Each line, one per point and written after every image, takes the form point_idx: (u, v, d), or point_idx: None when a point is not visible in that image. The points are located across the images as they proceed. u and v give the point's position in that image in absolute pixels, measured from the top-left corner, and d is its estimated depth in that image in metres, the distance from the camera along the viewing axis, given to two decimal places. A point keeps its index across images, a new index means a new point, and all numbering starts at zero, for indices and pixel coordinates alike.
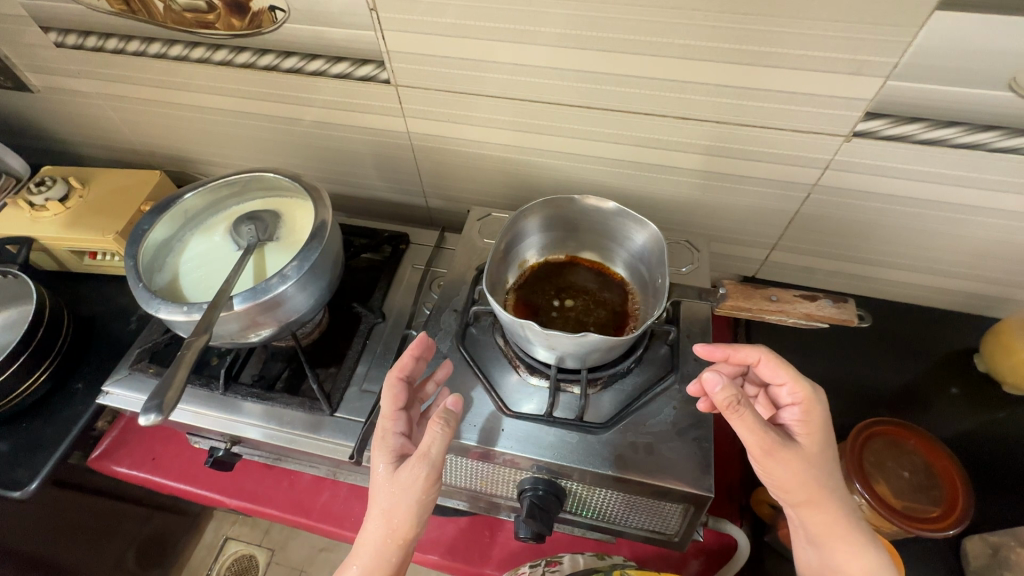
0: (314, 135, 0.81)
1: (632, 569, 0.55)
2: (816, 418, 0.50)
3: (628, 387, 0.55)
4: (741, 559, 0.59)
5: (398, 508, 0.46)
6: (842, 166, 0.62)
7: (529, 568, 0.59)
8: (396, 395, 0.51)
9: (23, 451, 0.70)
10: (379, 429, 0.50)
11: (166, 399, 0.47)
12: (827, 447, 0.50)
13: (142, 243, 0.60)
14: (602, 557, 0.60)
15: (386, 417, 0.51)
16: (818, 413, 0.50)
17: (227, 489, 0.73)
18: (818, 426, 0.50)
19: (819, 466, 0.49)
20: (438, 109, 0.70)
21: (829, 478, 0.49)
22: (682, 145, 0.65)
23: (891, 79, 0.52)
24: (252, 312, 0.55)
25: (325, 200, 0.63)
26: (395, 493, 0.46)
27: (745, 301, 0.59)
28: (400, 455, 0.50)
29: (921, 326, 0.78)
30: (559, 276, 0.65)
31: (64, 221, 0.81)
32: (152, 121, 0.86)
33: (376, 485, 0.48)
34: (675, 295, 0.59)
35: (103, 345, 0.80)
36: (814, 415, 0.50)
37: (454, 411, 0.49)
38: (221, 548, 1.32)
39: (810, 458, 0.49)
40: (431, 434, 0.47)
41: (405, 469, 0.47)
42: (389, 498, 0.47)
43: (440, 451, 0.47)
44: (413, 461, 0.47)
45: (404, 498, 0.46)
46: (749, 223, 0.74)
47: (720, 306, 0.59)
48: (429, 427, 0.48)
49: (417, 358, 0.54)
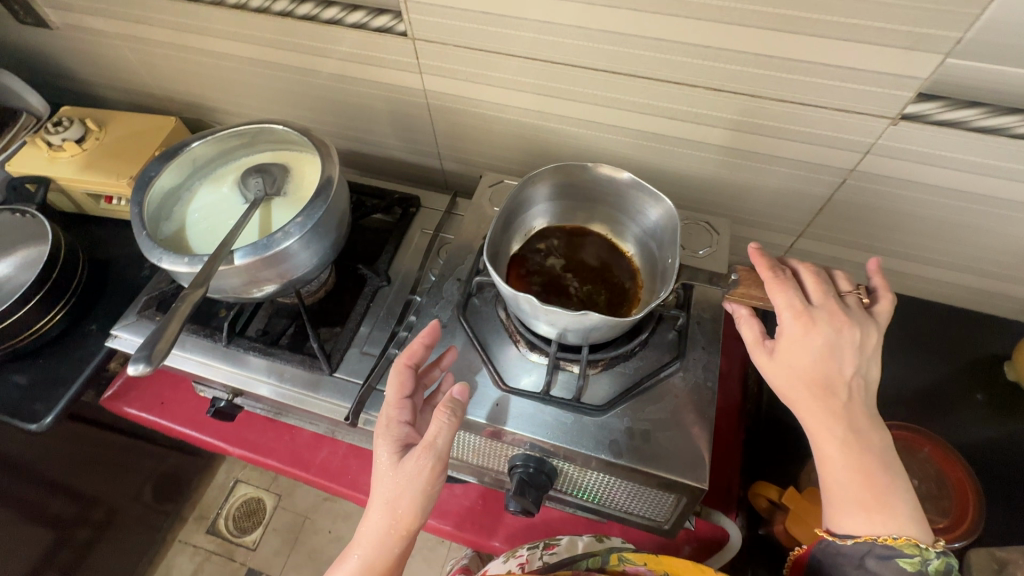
0: (330, 88, 0.78)
1: (631, 554, 0.54)
2: (819, 327, 0.44)
3: (628, 370, 0.53)
4: (731, 551, 0.61)
5: (403, 499, 0.45)
6: (884, 151, 0.57)
7: (528, 549, 0.59)
8: (403, 383, 0.49)
9: (41, 385, 0.73)
10: (383, 417, 0.49)
11: (156, 350, 0.45)
12: (841, 367, 0.44)
13: (149, 190, 0.59)
14: (601, 540, 0.59)
15: (392, 405, 0.49)
16: (826, 325, 0.44)
17: (230, 439, 0.74)
18: (823, 337, 0.44)
19: (827, 382, 0.44)
20: (458, 68, 0.67)
21: (834, 398, 0.44)
22: (710, 119, 0.61)
23: (951, 56, 0.47)
24: (255, 267, 0.54)
25: (333, 155, 0.61)
26: (399, 483, 0.45)
27: (757, 290, 0.50)
28: (405, 444, 0.48)
29: (954, 328, 0.74)
30: (573, 248, 0.60)
31: (81, 163, 0.81)
32: (168, 64, 0.84)
33: (378, 474, 0.47)
34: (684, 278, 0.54)
35: (117, 289, 0.82)
36: (823, 327, 0.44)
37: (460, 400, 0.47)
38: (231, 489, 1.38)
39: (801, 360, 0.44)
40: (436, 424, 0.45)
41: (409, 459, 0.45)
42: (393, 488, 0.45)
43: (446, 442, 0.45)
44: (418, 452, 0.45)
45: (408, 489, 0.45)
46: (776, 207, 0.70)
47: (731, 293, 0.51)
48: (434, 417, 0.46)
49: (428, 346, 0.52)
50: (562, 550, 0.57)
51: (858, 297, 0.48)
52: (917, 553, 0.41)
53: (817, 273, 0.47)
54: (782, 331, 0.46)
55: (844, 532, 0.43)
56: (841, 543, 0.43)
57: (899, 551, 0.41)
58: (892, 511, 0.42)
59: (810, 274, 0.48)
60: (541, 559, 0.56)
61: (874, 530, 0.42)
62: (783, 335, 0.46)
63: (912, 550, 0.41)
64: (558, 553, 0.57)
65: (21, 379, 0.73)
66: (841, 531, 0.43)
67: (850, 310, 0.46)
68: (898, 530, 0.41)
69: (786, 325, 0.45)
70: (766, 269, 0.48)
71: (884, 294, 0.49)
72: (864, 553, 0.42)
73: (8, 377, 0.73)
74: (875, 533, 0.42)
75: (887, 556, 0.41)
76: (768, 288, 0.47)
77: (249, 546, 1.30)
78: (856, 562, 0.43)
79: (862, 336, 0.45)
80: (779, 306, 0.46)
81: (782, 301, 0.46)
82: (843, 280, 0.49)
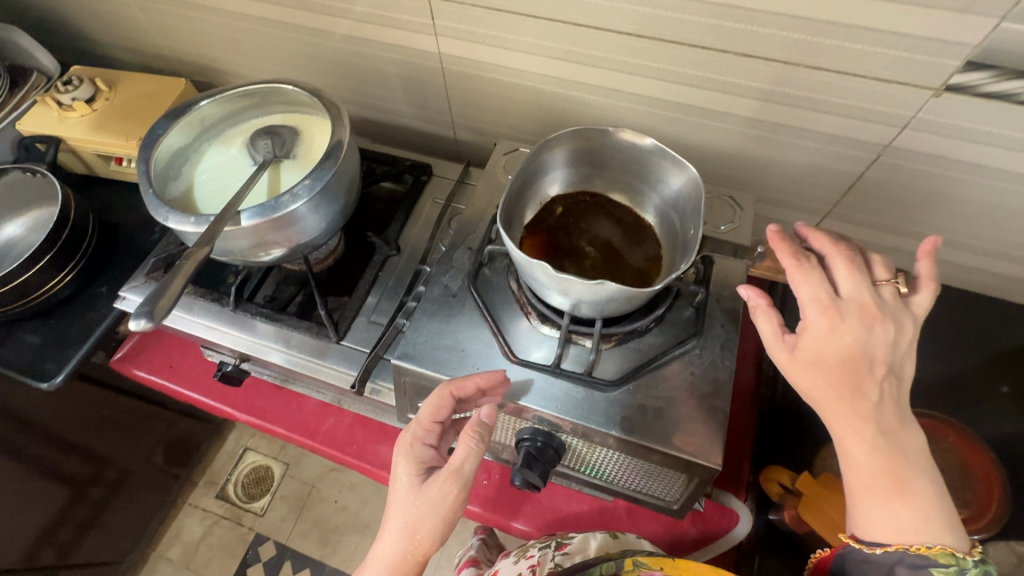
0: (343, 50, 0.75)
1: (644, 557, 0.53)
2: (847, 323, 0.42)
3: (643, 347, 0.52)
4: (728, 542, 0.60)
5: (423, 524, 0.46)
6: (923, 125, 0.54)
7: (540, 550, 0.61)
8: (438, 409, 0.47)
9: (52, 345, 0.73)
10: (409, 435, 0.49)
11: (158, 306, 0.44)
12: (871, 366, 0.42)
13: (157, 148, 0.58)
14: (614, 536, 0.60)
15: (420, 426, 0.49)
16: (855, 321, 0.42)
17: (237, 405, 0.74)
18: (852, 334, 0.42)
19: (854, 383, 0.42)
20: (475, 29, 0.64)
21: (862, 400, 0.41)
22: (738, 87, 0.58)
23: (1007, 19, 0.43)
24: (262, 229, 0.52)
25: (344, 117, 0.59)
26: (422, 507, 0.46)
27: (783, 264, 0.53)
28: (428, 466, 0.49)
29: (982, 317, 0.71)
30: (578, 213, 0.58)
31: (91, 123, 0.80)
32: (179, 23, 0.82)
33: (399, 495, 0.47)
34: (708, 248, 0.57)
35: (127, 252, 0.81)
36: (851, 322, 0.42)
37: (489, 425, 0.47)
38: (240, 457, 1.40)
39: (825, 358, 0.42)
40: (464, 451, 0.46)
41: (434, 484, 0.46)
42: (414, 512, 0.46)
43: (471, 469, 0.47)
44: (444, 477, 0.46)
45: (430, 514, 0.46)
46: (803, 184, 0.67)
47: (756, 267, 0.55)
48: (462, 443, 0.47)
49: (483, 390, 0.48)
50: (573, 551, 0.58)
51: (894, 287, 0.45)
52: (953, 563, 0.39)
53: (849, 261, 0.44)
54: (807, 325, 0.43)
55: (872, 540, 0.42)
56: (869, 552, 0.42)
57: (933, 560, 0.39)
58: (923, 520, 0.40)
59: (840, 263, 0.45)
60: (552, 560, 0.58)
61: (905, 539, 0.40)
62: (807, 329, 0.43)
63: (947, 560, 0.39)
64: (570, 554, 0.58)
65: (33, 338, 0.73)
66: (869, 538, 0.42)
67: (882, 303, 0.43)
68: (931, 538, 0.40)
69: (811, 320, 0.43)
70: (789, 254, 0.45)
71: (927, 284, 0.46)
72: (895, 562, 0.41)
73: (21, 336, 0.73)
74: (907, 542, 0.40)
75: (918, 566, 0.40)
76: (792, 277, 0.45)
77: (257, 511, 1.33)
78: (885, 571, 0.41)
79: (893, 330, 0.42)
80: (804, 300, 0.44)
81: (807, 293, 0.44)
82: (880, 267, 0.46)
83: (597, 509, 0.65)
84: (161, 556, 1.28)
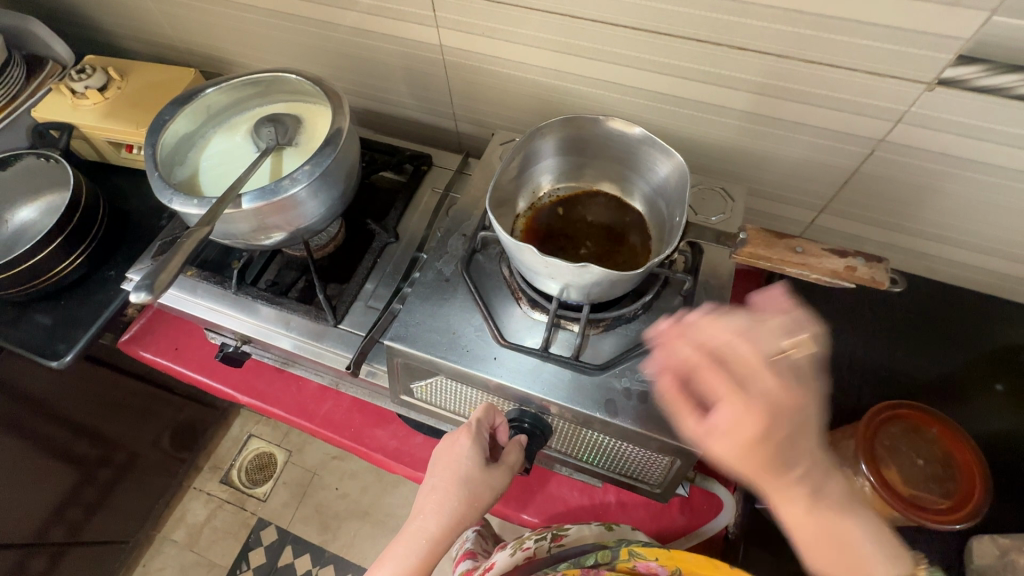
0: (348, 43, 0.77)
1: (639, 546, 0.53)
2: (758, 405, 0.39)
3: (631, 333, 0.53)
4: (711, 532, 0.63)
5: (477, 501, 0.49)
6: (917, 119, 0.54)
7: (536, 542, 0.62)
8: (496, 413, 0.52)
9: (62, 326, 0.75)
10: (477, 422, 0.51)
11: (157, 281, 0.46)
12: (787, 440, 0.39)
13: (163, 133, 0.59)
14: (608, 527, 0.61)
15: (486, 418, 0.51)
16: (763, 402, 0.39)
17: (239, 387, 0.76)
18: (765, 415, 0.39)
19: (776, 461, 0.39)
20: (475, 22, 0.65)
21: (789, 472, 0.39)
22: (733, 81, 0.58)
23: (998, 13, 0.43)
24: (261, 211, 0.54)
25: (344, 105, 0.60)
26: (483, 488, 0.49)
27: (767, 250, 0.52)
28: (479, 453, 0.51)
29: (976, 316, 0.71)
30: (572, 214, 0.60)
31: (103, 111, 0.82)
32: (189, 15, 0.84)
33: (463, 470, 0.49)
34: (690, 236, 0.55)
35: (135, 237, 0.83)
36: (760, 404, 0.39)
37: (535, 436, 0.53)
38: (245, 443, 1.42)
39: (745, 448, 0.39)
40: (521, 451, 0.51)
41: (495, 470, 0.50)
42: (476, 489, 0.49)
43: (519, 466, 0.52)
44: (504, 468, 0.50)
45: (485, 496, 0.49)
46: (798, 179, 0.67)
47: (738, 252, 0.53)
48: (519, 443, 0.51)
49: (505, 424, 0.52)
50: (569, 542, 0.60)
51: (790, 351, 0.42)
52: None
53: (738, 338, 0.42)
54: (721, 417, 0.40)
55: None
56: None
57: None
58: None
59: (727, 322, 0.43)
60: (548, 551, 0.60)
61: None
62: (724, 418, 0.40)
63: None
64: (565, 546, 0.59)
65: (45, 319, 0.76)
66: None
67: (785, 372, 0.41)
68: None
69: (725, 409, 0.40)
70: (685, 343, 0.43)
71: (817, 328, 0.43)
72: None
73: (32, 317, 0.76)
74: None
75: None
76: (692, 363, 0.42)
77: (259, 497, 1.35)
78: None
79: (800, 395, 0.40)
80: (713, 387, 0.40)
81: (712, 380, 0.41)
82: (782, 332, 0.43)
83: (588, 498, 0.67)
84: (166, 538, 1.31)
